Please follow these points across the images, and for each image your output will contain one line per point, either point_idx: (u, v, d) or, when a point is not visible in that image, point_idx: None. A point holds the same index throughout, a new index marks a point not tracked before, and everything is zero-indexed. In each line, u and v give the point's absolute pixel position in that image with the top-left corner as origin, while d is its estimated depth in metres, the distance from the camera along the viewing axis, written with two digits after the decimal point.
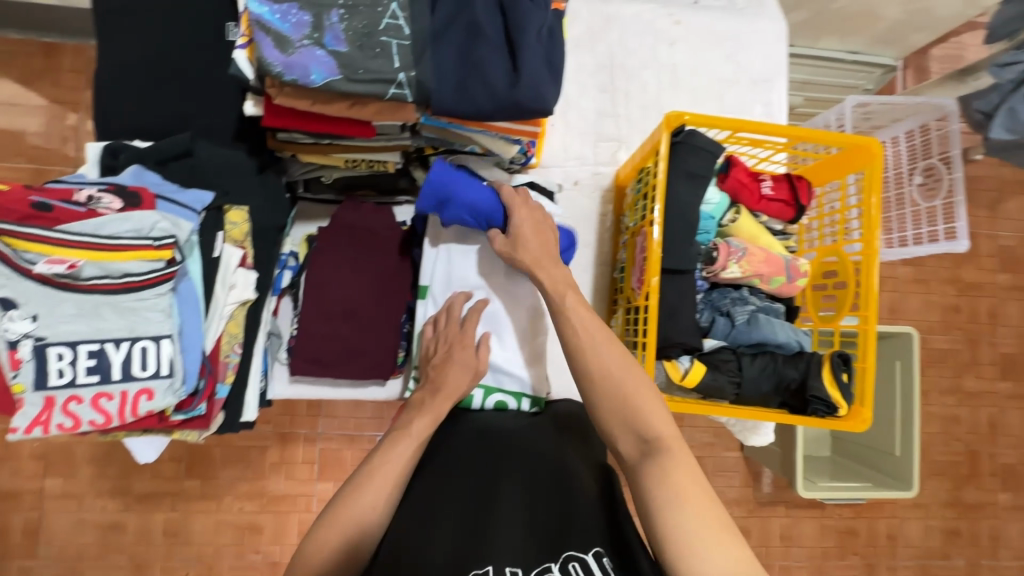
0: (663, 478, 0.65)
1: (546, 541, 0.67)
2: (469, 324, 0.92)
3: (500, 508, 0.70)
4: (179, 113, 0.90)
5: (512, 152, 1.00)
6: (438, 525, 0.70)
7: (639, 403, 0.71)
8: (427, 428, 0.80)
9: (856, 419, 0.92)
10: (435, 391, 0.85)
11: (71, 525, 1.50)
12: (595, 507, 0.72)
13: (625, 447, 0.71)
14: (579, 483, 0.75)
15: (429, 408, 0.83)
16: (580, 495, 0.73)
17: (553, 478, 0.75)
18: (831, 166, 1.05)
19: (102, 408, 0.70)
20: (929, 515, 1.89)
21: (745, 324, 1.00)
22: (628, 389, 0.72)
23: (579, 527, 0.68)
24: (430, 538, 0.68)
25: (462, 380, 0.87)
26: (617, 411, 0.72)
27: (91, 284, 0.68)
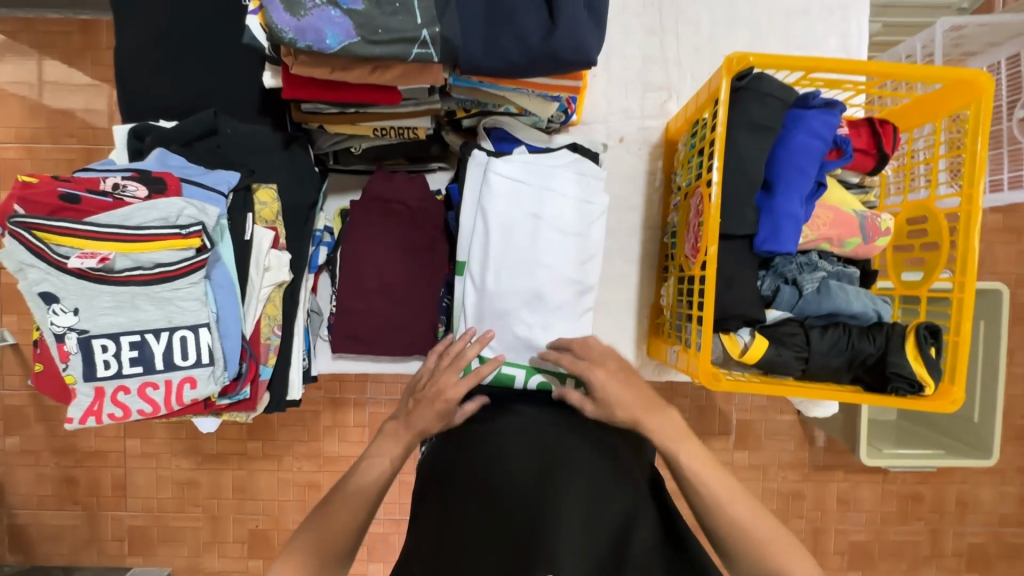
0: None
1: (601, 569, 0.71)
2: (441, 380, 0.84)
3: (561, 518, 0.72)
4: (200, 90, 0.86)
5: (550, 111, 0.91)
6: (502, 512, 0.73)
7: (761, 535, 0.75)
8: (399, 455, 0.83)
9: (944, 400, 0.82)
10: (407, 424, 0.85)
11: (152, 482, 1.62)
12: (648, 532, 0.75)
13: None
14: (634, 507, 0.77)
15: (402, 436, 0.84)
16: (636, 519, 0.76)
17: (614, 493, 0.76)
18: (923, 106, 0.90)
19: (149, 398, 0.71)
20: (1005, 482, 1.76)
21: (814, 293, 0.90)
22: (756, 530, 0.76)
23: (636, 552, 0.73)
24: (477, 532, 0.72)
25: (429, 423, 0.84)
26: (753, 561, 0.75)
27: (125, 276, 0.67)
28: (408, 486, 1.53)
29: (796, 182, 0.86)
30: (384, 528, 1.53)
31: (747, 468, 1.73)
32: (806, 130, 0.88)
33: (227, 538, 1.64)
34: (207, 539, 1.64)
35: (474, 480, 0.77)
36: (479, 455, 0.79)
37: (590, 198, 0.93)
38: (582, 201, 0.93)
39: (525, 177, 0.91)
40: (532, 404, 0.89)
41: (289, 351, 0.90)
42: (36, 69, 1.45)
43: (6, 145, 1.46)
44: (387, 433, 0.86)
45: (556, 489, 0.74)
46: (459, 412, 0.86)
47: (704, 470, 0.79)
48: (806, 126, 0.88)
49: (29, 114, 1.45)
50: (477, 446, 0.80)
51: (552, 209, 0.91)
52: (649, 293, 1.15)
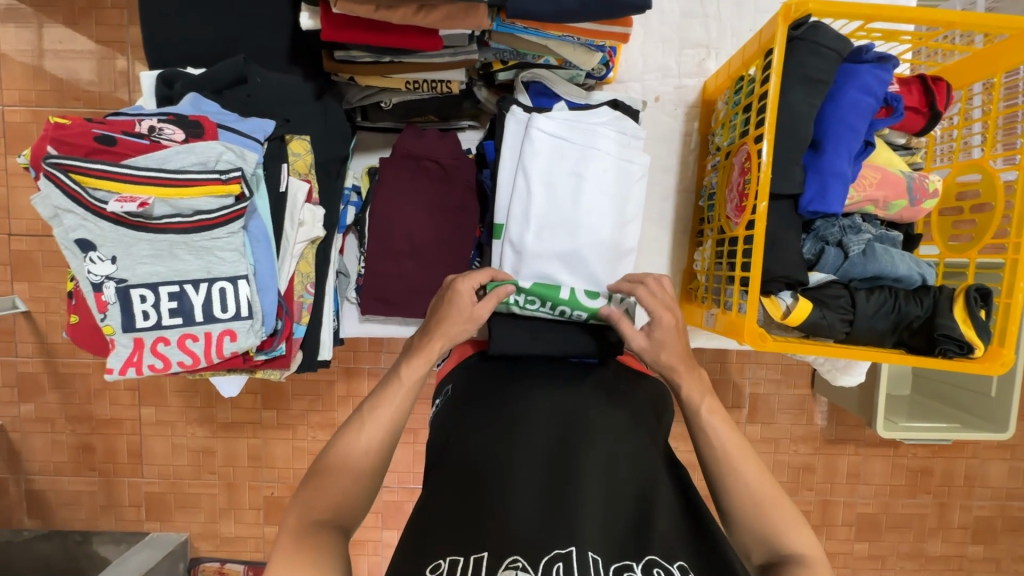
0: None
1: (632, 535, 0.61)
2: (458, 282, 0.82)
3: (582, 488, 0.63)
4: (228, 35, 0.82)
5: (592, 62, 0.88)
6: (513, 486, 0.64)
7: (776, 513, 0.66)
8: (420, 371, 0.77)
9: (993, 362, 0.80)
10: (427, 334, 0.81)
11: (167, 449, 1.62)
12: (673, 507, 0.65)
13: (759, 558, 0.65)
14: (661, 480, 0.68)
15: (421, 351, 0.79)
16: (661, 489, 0.67)
17: (637, 465, 0.69)
18: (981, 61, 0.87)
19: (188, 350, 0.70)
20: (1014, 457, 1.77)
21: (860, 256, 0.87)
22: (771, 507, 0.66)
23: (663, 529, 0.61)
24: (486, 504, 0.63)
25: (451, 325, 0.80)
26: (755, 527, 0.66)
27: (163, 223, 0.65)
28: (422, 456, 1.53)
29: (848, 139, 0.83)
30: (397, 497, 1.53)
31: (759, 441, 1.74)
32: (858, 86, 0.84)
33: (243, 505, 1.65)
34: (224, 506, 1.65)
35: (485, 450, 0.70)
36: (494, 428, 0.73)
37: (631, 158, 0.90)
38: (622, 160, 0.90)
39: (568, 135, 0.88)
40: (566, 370, 0.85)
41: (321, 311, 0.88)
42: (38, 31, 1.40)
43: (10, 108, 1.41)
44: (408, 351, 0.81)
45: (573, 458, 0.67)
46: (480, 305, 0.81)
47: (717, 425, 0.73)
48: (862, 82, 0.84)
49: (33, 78, 1.41)
50: (490, 420, 0.75)
51: (593, 168, 0.89)
52: (680, 259, 1.13)
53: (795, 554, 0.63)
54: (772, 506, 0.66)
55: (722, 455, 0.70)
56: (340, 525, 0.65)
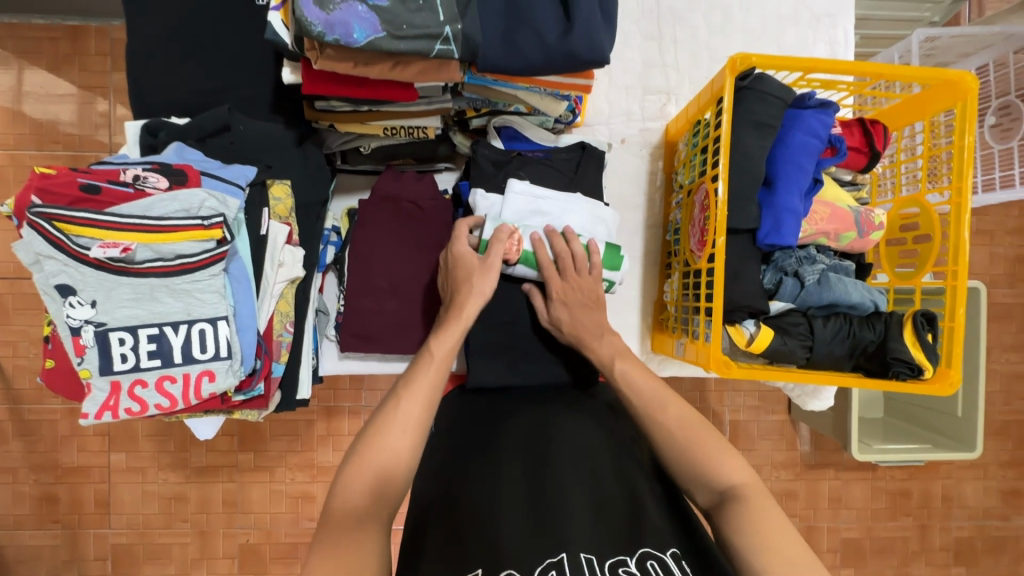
0: (741, 529, 0.63)
1: (624, 533, 0.64)
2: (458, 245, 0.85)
3: (565, 502, 0.67)
4: (214, 87, 0.87)
5: (559, 110, 0.94)
6: (503, 507, 0.67)
7: (712, 455, 0.68)
8: (450, 344, 0.78)
9: (943, 382, 0.85)
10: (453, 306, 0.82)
11: (138, 497, 1.57)
12: (659, 504, 0.69)
13: (705, 501, 0.68)
14: (647, 485, 0.72)
15: (447, 325, 0.80)
16: (648, 492, 0.70)
17: (619, 474, 0.72)
18: (912, 106, 0.95)
19: (166, 392, 0.70)
20: (987, 476, 1.82)
21: (816, 284, 0.92)
22: (704, 447, 0.69)
23: (652, 523, 0.64)
24: (481, 524, 0.66)
25: (479, 286, 0.83)
26: (696, 475, 0.68)
27: (145, 267, 0.67)
28: None
29: (799, 177, 0.90)
30: None
31: None
32: (804, 129, 0.91)
33: (217, 554, 1.59)
34: (196, 556, 1.59)
35: (469, 478, 0.73)
36: (477, 457, 0.76)
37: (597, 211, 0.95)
38: (593, 217, 0.94)
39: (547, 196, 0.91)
40: (537, 397, 0.88)
41: (300, 350, 0.89)
42: (19, 76, 1.42)
43: None
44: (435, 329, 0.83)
45: (554, 477, 0.70)
46: (492, 257, 0.83)
47: (638, 373, 0.79)
48: (808, 124, 0.91)
49: (12, 121, 1.42)
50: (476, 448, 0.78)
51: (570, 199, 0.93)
52: (652, 291, 1.17)
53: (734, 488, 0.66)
54: (706, 451, 0.69)
55: (643, 404, 0.75)
56: (387, 504, 0.64)
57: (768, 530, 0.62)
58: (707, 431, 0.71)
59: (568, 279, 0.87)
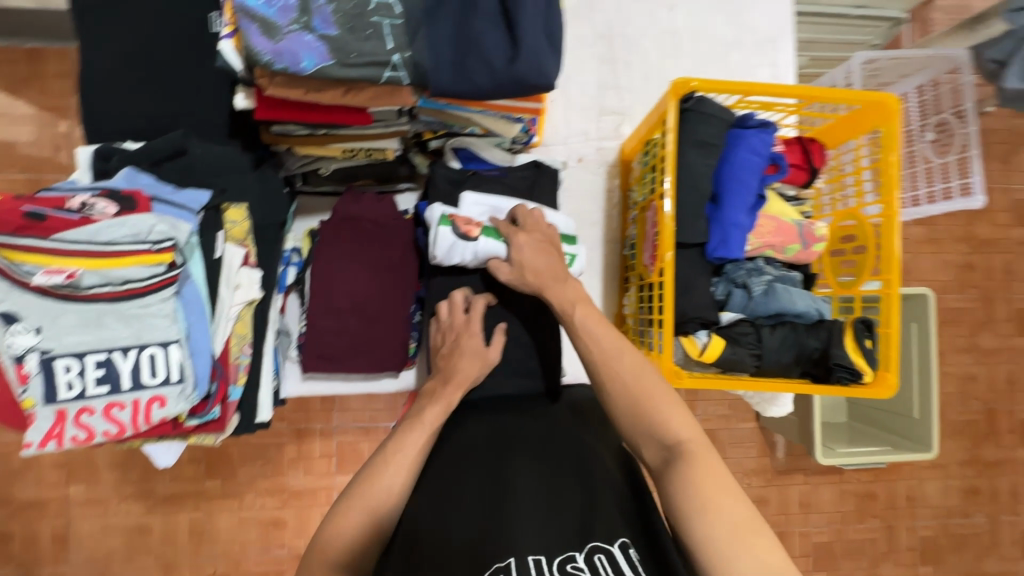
0: (682, 480, 0.65)
1: (575, 528, 0.66)
2: (471, 327, 0.91)
3: (517, 494, 0.70)
4: (170, 112, 0.87)
5: (513, 131, 0.97)
6: (462, 502, 0.70)
7: (661, 410, 0.70)
8: (439, 416, 0.79)
9: (881, 386, 0.90)
10: (447, 380, 0.84)
11: (98, 530, 1.52)
12: (616, 491, 0.72)
13: (651, 454, 0.70)
14: (602, 477, 0.74)
15: (440, 397, 0.81)
16: (603, 479, 0.73)
17: (576, 468, 0.75)
18: (846, 125, 1.01)
19: (114, 419, 0.69)
20: (948, 475, 1.89)
21: (762, 295, 0.97)
22: (654, 403, 0.71)
23: (603, 517, 0.67)
24: (443, 518, 0.69)
25: (473, 368, 0.87)
26: (645, 428, 0.70)
27: (92, 293, 0.67)
28: None
29: (745, 196, 0.94)
30: None
31: None
32: (747, 148, 0.96)
33: None
34: None
35: (434, 479, 0.75)
36: (444, 456, 0.79)
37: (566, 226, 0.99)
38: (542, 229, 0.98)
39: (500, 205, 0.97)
40: (507, 408, 0.90)
41: (257, 372, 0.90)
42: None
43: None
44: (425, 397, 0.83)
45: (512, 475, 0.73)
46: (491, 347, 0.92)
47: (593, 319, 0.79)
48: (752, 144, 0.96)
49: None
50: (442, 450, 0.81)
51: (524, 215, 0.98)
52: (613, 304, 1.20)
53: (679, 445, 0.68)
54: (654, 407, 0.71)
55: (599, 351, 0.76)
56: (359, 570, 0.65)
57: (708, 483, 0.63)
58: (657, 385, 0.73)
59: (529, 225, 0.89)
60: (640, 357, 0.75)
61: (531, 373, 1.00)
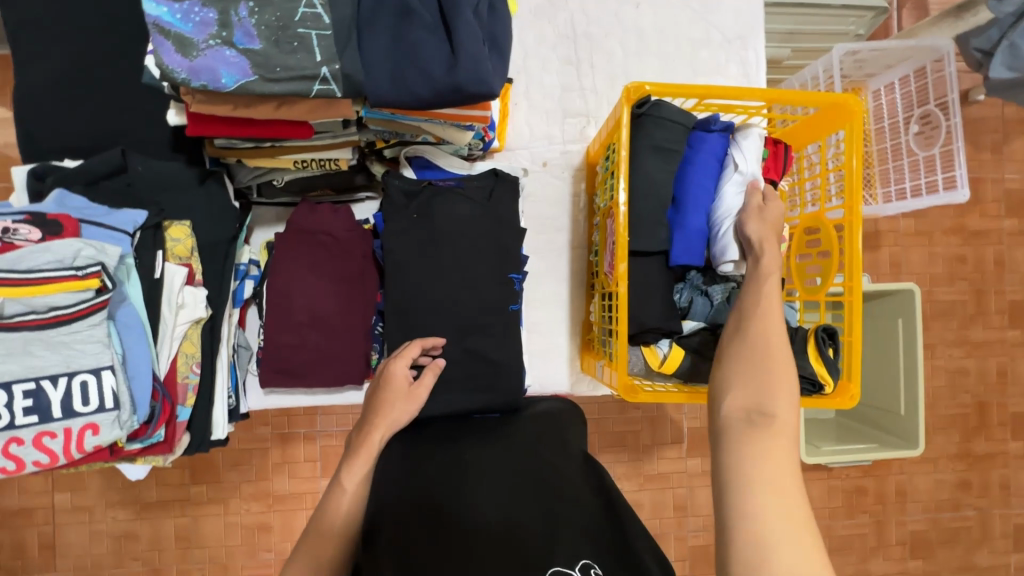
0: (747, 449, 0.58)
1: (535, 547, 0.62)
2: (394, 364, 0.90)
3: (481, 503, 0.69)
4: (113, 128, 0.86)
5: (466, 139, 0.95)
6: (431, 499, 0.70)
7: (771, 375, 0.64)
8: (360, 474, 0.78)
9: (843, 396, 0.88)
10: (370, 422, 0.85)
11: (84, 537, 1.52)
12: (583, 502, 0.69)
13: (734, 408, 0.62)
14: (564, 494, 0.70)
15: (364, 449, 0.81)
16: (572, 496, 0.70)
17: (540, 479, 0.72)
18: (809, 127, 0.99)
19: (46, 448, 0.68)
20: (938, 469, 1.87)
21: (724, 302, 0.96)
22: (769, 369, 0.65)
23: (565, 538, 0.62)
24: (419, 513, 0.68)
25: (397, 411, 0.87)
26: (746, 375, 0.65)
27: (15, 321, 0.65)
28: None
29: (703, 199, 0.93)
30: None
31: (702, 475, 1.74)
32: (707, 151, 0.94)
33: None
34: None
35: (421, 475, 0.75)
36: (431, 462, 0.78)
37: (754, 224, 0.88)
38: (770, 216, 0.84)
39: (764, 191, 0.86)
40: (473, 428, 0.90)
41: (209, 392, 0.87)
42: None
43: None
44: (350, 449, 0.83)
45: (480, 486, 0.72)
46: (418, 385, 0.91)
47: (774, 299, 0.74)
48: (708, 145, 0.94)
49: None
50: (434, 456, 0.80)
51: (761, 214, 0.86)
52: (581, 311, 1.18)
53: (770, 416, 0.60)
54: (768, 371, 0.65)
55: (753, 314, 0.72)
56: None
57: (774, 474, 0.55)
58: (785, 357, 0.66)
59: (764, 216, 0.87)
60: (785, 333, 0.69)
61: (494, 385, 0.98)
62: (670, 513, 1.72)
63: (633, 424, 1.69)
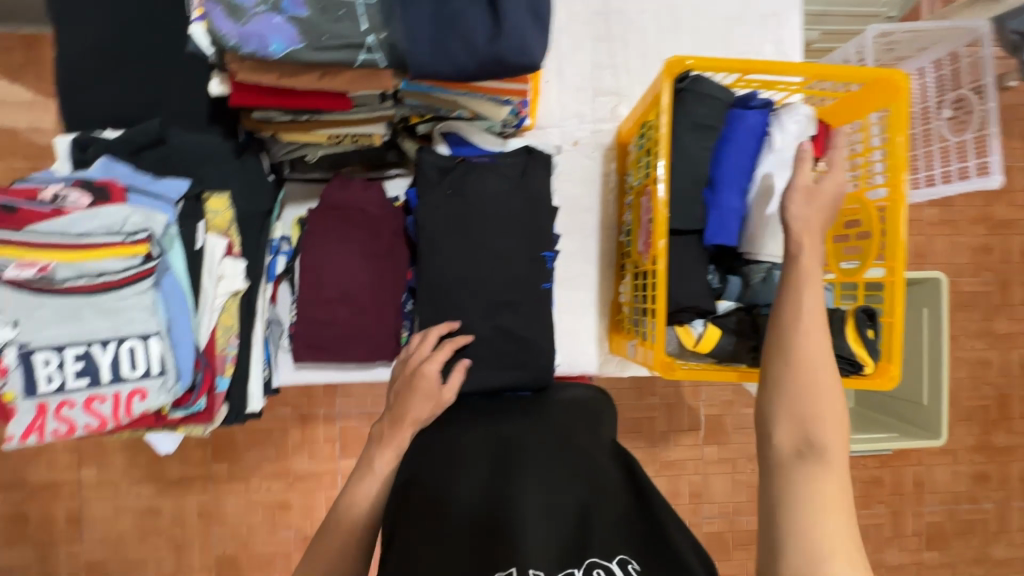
0: (797, 487, 0.55)
1: (569, 539, 0.62)
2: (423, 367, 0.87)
3: (516, 496, 0.66)
4: (150, 100, 0.86)
5: (502, 114, 0.94)
6: (459, 500, 0.68)
7: (820, 396, 0.59)
8: (390, 462, 0.79)
9: (883, 377, 0.88)
10: (397, 421, 0.82)
11: (110, 512, 1.55)
12: (614, 482, 0.68)
13: (785, 439, 0.58)
14: (595, 479, 0.69)
15: (391, 440, 0.80)
16: (604, 478, 0.69)
17: (572, 464, 0.71)
18: (851, 105, 0.97)
19: (95, 412, 0.69)
20: (956, 462, 1.86)
21: (761, 283, 0.94)
22: (820, 388, 0.60)
23: (601, 528, 0.63)
24: (444, 519, 0.66)
25: (423, 409, 0.83)
26: (797, 401, 0.59)
27: (68, 286, 0.67)
28: None
29: (736, 178, 0.91)
30: None
31: (718, 462, 1.73)
32: (744, 128, 0.92)
33: (194, 566, 1.57)
34: (172, 569, 1.57)
35: (439, 472, 0.72)
36: (448, 452, 0.76)
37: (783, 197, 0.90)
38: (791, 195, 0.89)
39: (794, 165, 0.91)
40: (509, 407, 0.89)
41: (245, 363, 0.88)
42: None
43: None
44: (375, 441, 0.81)
45: (511, 478, 0.69)
46: (448, 388, 0.87)
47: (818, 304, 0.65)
48: (742, 121, 0.92)
49: None
50: (448, 447, 0.77)
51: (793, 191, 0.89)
52: (609, 293, 1.18)
53: (820, 445, 0.57)
54: (817, 392, 0.59)
55: (808, 325, 0.62)
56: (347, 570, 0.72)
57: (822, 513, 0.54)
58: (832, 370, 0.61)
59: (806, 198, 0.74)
60: (829, 340, 0.62)
61: (523, 364, 0.98)
62: (685, 500, 1.72)
63: (649, 410, 1.69)
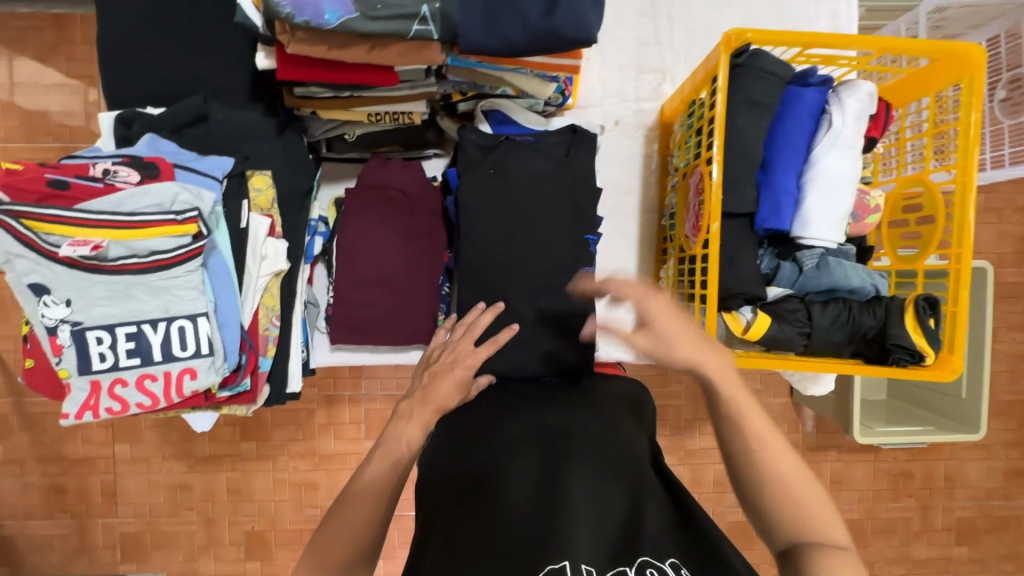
0: None
1: (617, 541, 0.61)
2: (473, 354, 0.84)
3: (569, 492, 0.64)
4: (191, 75, 0.84)
5: (547, 92, 0.91)
6: (509, 490, 0.66)
7: (799, 498, 0.59)
8: (417, 434, 0.74)
9: (943, 368, 0.84)
10: (426, 401, 0.78)
11: (143, 487, 1.58)
12: (658, 489, 0.67)
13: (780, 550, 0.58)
14: (640, 477, 0.68)
15: (419, 415, 0.76)
16: (650, 479, 0.68)
17: (622, 462, 0.70)
18: (918, 81, 0.91)
19: (146, 390, 0.70)
20: (991, 457, 1.81)
21: (814, 269, 0.89)
22: (796, 494, 0.59)
23: (653, 531, 0.61)
24: (490, 510, 0.65)
25: (451, 395, 0.79)
26: (777, 513, 0.59)
27: (119, 264, 0.66)
28: None
29: (794, 156, 0.87)
30: None
31: None
32: (802, 105, 0.88)
33: (224, 541, 1.61)
34: (202, 543, 1.61)
35: (484, 457, 0.71)
36: (493, 438, 0.74)
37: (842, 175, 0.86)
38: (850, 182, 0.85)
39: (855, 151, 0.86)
40: (551, 394, 0.87)
41: (287, 345, 0.87)
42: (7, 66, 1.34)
43: None
44: (400, 416, 0.76)
45: (563, 470, 0.67)
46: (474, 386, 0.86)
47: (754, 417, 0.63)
48: (801, 97, 0.88)
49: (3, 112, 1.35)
50: (490, 433, 0.76)
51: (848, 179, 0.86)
52: (648, 277, 1.15)
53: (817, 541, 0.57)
54: (792, 491, 0.59)
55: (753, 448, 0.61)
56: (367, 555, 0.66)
57: None
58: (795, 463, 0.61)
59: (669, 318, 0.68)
60: (787, 445, 0.62)
61: (562, 348, 0.96)
62: (709, 488, 1.70)
63: (675, 398, 1.67)
